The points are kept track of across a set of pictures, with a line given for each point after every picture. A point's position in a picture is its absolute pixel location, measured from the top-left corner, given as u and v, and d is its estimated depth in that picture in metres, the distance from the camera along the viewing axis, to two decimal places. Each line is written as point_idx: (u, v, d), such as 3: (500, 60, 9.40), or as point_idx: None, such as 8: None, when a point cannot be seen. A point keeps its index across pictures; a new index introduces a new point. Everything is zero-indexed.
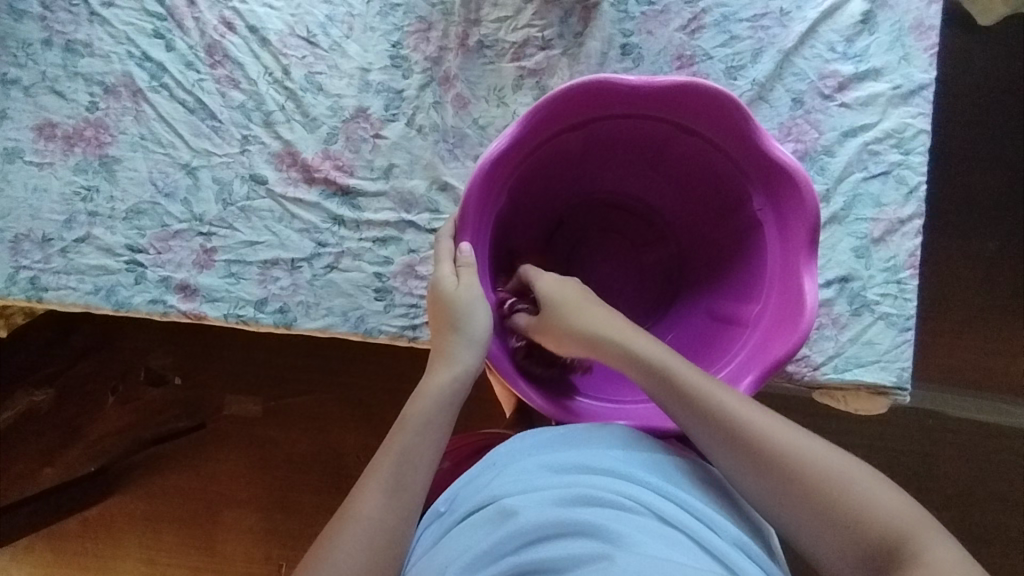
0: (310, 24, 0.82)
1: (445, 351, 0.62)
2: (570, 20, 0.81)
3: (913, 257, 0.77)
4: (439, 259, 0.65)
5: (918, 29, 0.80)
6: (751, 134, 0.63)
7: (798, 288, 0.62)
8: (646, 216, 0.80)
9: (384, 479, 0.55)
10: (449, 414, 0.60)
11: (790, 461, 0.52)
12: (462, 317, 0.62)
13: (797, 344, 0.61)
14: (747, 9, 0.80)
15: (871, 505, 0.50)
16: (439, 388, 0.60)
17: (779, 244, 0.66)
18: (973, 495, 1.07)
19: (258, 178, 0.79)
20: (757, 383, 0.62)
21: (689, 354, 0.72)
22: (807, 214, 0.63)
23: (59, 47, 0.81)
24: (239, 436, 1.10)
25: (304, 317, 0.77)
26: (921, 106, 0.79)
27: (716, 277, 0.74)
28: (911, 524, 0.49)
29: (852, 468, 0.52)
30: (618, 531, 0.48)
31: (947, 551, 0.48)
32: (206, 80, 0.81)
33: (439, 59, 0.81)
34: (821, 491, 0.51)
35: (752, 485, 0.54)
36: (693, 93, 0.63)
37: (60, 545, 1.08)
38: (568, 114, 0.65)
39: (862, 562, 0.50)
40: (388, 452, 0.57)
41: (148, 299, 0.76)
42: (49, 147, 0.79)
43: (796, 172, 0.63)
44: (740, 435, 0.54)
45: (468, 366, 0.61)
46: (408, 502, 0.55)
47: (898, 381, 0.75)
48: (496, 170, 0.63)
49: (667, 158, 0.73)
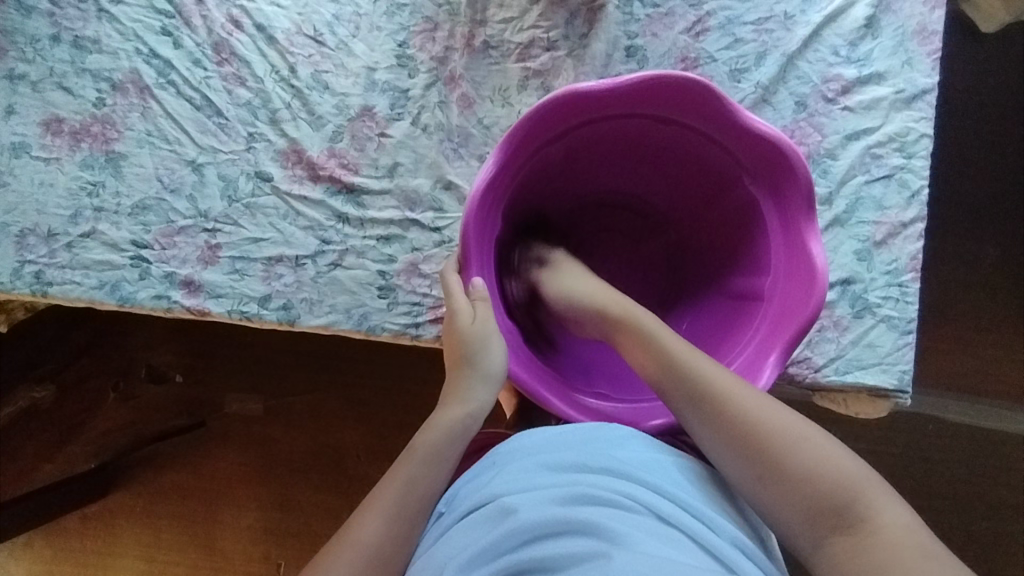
0: (318, 22, 0.83)
1: (458, 385, 0.63)
2: (576, 22, 0.82)
3: (914, 261, 0.78)
4: (451, 295, 0.64)
5: (921, 34, 0.81)
6: (730, 116, 0.63)
7: (805, 254, 0.63)
8: (640, 208, 0.82)
9: (386, 506, 0.56)
10: (456, 444, 0.61)
11: (756, 427, 0.54)
12: (479, 352, 0.62)
13: (813, 313, 0.61)
14: (751, 12, 0.81)
15: (823, 466, 0.51)
16: (449, 423, 0.61)
17: (780, 220, 0.66)
18: (970, 502, 1.07)
19: (263, 176, 0.80)
20: (781, 358, 0.62)
21: (708, 337, 0.72)
22: (803, 184, 0.63)
23: (66, 43, 0.82)
24: (240, 435, 1.10)
25: (308, 313, 0.77)
26: (923, 110, 0.80)
27: (725, 260, 0.75)
28: (869, 494, 0.50)
29: (811, 437, 0.53)
30: (617, 531, 0.48)
31: (896, 514, 0.49)
32: (213, 78, 0.81)
33: (445, 59, 0.82)
34: (772, 448, 0.53)
35: (721, 455, 0.55)
36: (665, 86, 0.63)
37: (59, 542, 1.08)
38: (551, 125, 0.65)
39: (811, 517, 0.51)
40: (392, 480, 0.58)
41: (152, 294, 0.77)
42: (56, 143, 0.80)
43: (782, 145, 0.63)
44: (713, 398, 0.56)
45: (480, 404, 0.62)
46: (407, 532, 0.56)
47: (899, 384, 0.75)
48: (487, 194, 0.63)
49: (653, 153, 0.73)
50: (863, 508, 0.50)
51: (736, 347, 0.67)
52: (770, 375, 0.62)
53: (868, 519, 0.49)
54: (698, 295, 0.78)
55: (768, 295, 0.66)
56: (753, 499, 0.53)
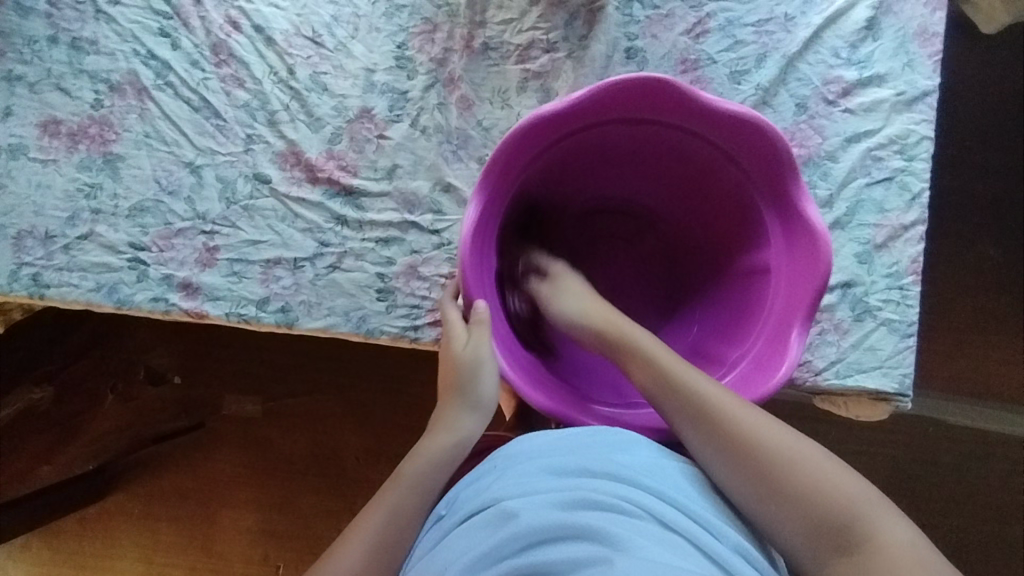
0: (316, 24, 0.82)
1: (447, 413, 0.64)
2: (576, 24, 0.81)
3: (915, 264, 0.77)
4: (450, 323, 0.66)
5: (922, 36, 0.80)
6: (699, 104, 0.63)
7: (805, 223, 0.63)
8: (629, 209, 0.81)
9: (369, 533, 0.57)
10: (444, 472, 0.61)
11: (757, 449, 0.54)
12: (472, 385, 0.64)
13: (824, 280, 0.61)
14: (752, 14, 0.81)
15: (825, 486, 0.51)
16: (436, 452, 0.62)
17: (773, 194, 0.65)
18: (971, 504, 1.07)
19: (261, 178, 0.79)
20: (801, 330, 0.62)
21: (721, 328, 0.72)
22: (784, 157, 0.62)
23: (64, 44, 0.82)
24: (239, 436, 1.10)
25: (306, 316, 0.76)
26: (924, 112, 0.79)
27: (727, 247, 0.74)
28: (871, 514, 0.50)
29: (812, 456, 0.53)
30: (619, 536, 0.48)
31: (899, 532, 0.49)
32: (211, 79, 0.81)
33: (444, 60, 0.81)
34: (774, 470, 0.52)
35: (723, 477, 0.55)
36: (630, 88, 0.62)
37: (57, 543, 1.08)
38: (531, 144, 0.65)
39: (816, 538, 0.50)
40: (378, 506, 0.58)
41: (150, 297, 0.76)
42: (53, 144, 0.79)
43: (755, 121, 0.62)
44: (712, 417, 0.56)
45: (468, 432, 0.64)
46: (389, 561, 0.56)
47: (900, 388, 0.75)
48: (479, 225, 0.63)
49: (636, 154, 0.73)
50: (866, 528, 0.49)
51: (757, 324, 0.67)
52: (798, 343, 0.61)
53: (872, 539, 0.49)
54: (709, 280, 0.77)
55: (776, 270, 0.66)
56: (757, 520, 0.53)
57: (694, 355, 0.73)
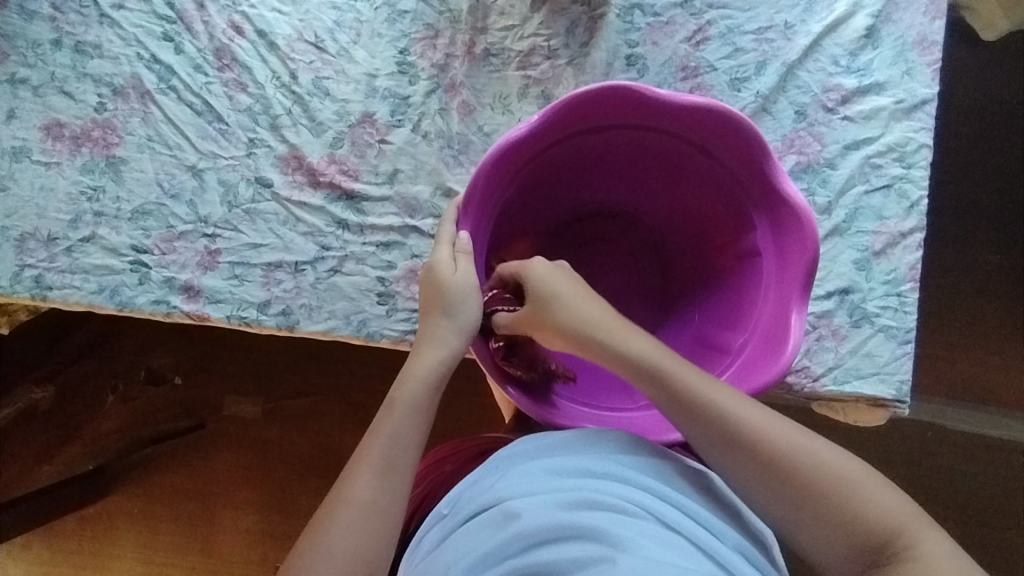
0: (319, 29, 0.83)
1: (433, 333, 0.61)
2: (576, 31, 0.82)
3: (913, 271, 0.78)
4: (438, 241, 0.63)
5: (921, 44, 0.81)
6: (660, 102, 0.63)
7: (785, 202, 0.63)
8: (608, 214, 0.81)
9: (375, 460, 0.55)
10: (437, 391, 0.60)
11: (790, 463, 0.53)
12: (456, 303, 0.61)
13: (812, 256, 0.62)
14: (752, 22, 0.81)
15: (867, 505, 0.51)
16: (426, 370, 0.60)
17: (749, 175, 0.66)
18: (971, 509, 1.07)
19: (263, 181, 0.80)
20: (799, 310, 0.62)
21: (716, 321, 0.72)
22: (750, 142, 0.62)
23: (68, 48, 0.82)
24: (239, 437, 1.10)
25: (307, 319, 0.77)
26: (922, 121, 0.80)
27: (712, 237, 0.74)
28: (914, 533, 0.50)
29: (852, 476, 0.52)
30: (622, 535, 0.48)
31: (939, 549, 0.50)
32: (214, 83, 0.82)
33: (445, 66, 0.82)
34: (813, 487, 0.52)
35: (750, 489, 0.54)
36: (596, 97, 0.62)
37: (57, 543, 1.08)
38: (510, 164, 0.65)
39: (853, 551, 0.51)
40: (378, 434, 0.56)
41: (151, 299, 0.77)
42: (56, 147, 0.80)
43: (715, 109, 0.61)
44: (739, 437, 0.54)
45: (454, 351, 0.61)
46: (401, 481, 0.55)
47: (898, 394, 0.75)
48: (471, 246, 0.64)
49: (612, 158, 0.73)
50: (908, 545, 0.50)
51: (755, 309, 0.67)
52: (798, 318, 0.62)
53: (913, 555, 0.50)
54: (697, 273, 0.77)
55: (767, 251, 0.67)
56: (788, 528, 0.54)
57: (699, 347, 0.73)
